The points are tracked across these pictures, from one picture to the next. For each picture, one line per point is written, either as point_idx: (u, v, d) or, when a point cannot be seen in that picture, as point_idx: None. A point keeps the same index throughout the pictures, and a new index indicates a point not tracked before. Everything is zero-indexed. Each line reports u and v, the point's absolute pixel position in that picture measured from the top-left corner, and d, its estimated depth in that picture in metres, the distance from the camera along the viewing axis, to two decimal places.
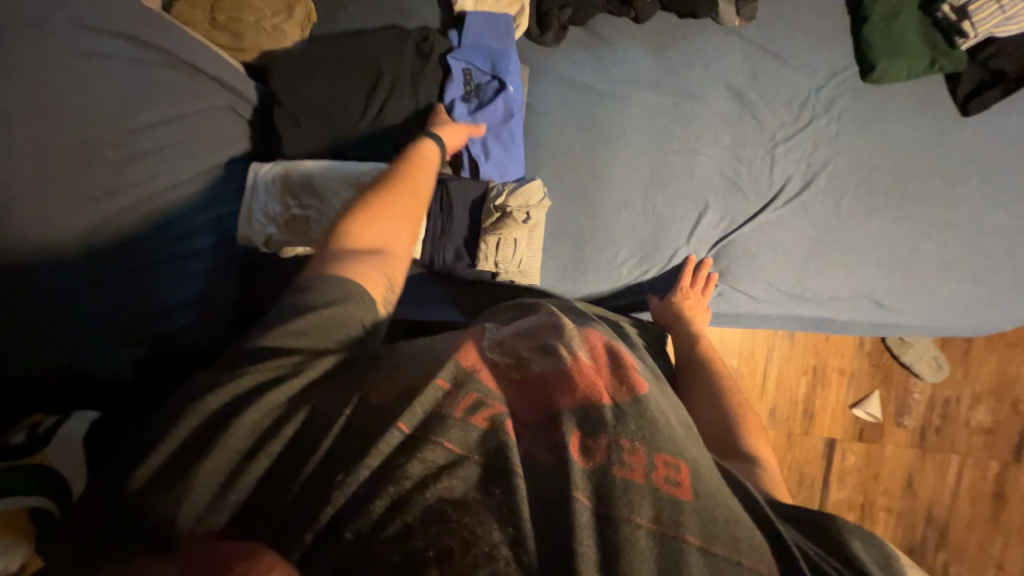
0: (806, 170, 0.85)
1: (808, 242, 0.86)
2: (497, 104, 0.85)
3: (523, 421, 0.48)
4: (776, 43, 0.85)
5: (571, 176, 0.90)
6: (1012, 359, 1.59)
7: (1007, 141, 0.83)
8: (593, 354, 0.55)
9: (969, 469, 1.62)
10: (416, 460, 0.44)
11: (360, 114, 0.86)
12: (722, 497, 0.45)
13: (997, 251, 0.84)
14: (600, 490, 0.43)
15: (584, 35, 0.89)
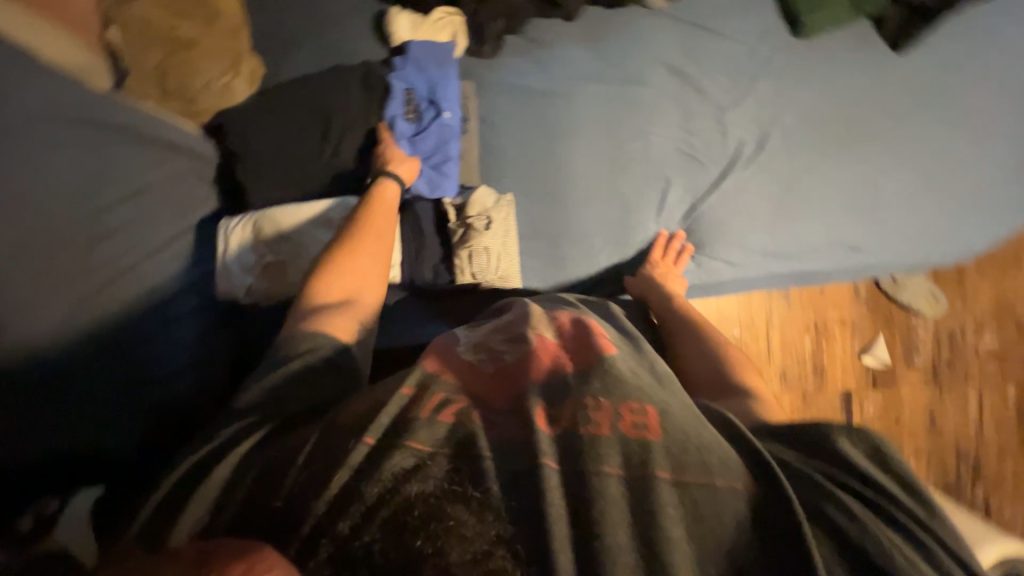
0: (758, 132, 0.87)
1: (774, 201, 0.87)
2: (433, 130, 0.87)
3: (490, 406, 0.48)
4: (705, 17, 0.88)
5: (534, 177, 0.91)
6: (1006, 281, 1.59)
7: (943, 70, 0.86)
8: (558, 332, 0.56)
9: (987, 396, 1.61)
10: (384, 466, 0.43)
11: (317, 155, 0.88)
12: (692, 432, 0.45)
13: (957, 177, 0.85)
14: (568, 451, 0.43)
15: (521, 42, 0.91)
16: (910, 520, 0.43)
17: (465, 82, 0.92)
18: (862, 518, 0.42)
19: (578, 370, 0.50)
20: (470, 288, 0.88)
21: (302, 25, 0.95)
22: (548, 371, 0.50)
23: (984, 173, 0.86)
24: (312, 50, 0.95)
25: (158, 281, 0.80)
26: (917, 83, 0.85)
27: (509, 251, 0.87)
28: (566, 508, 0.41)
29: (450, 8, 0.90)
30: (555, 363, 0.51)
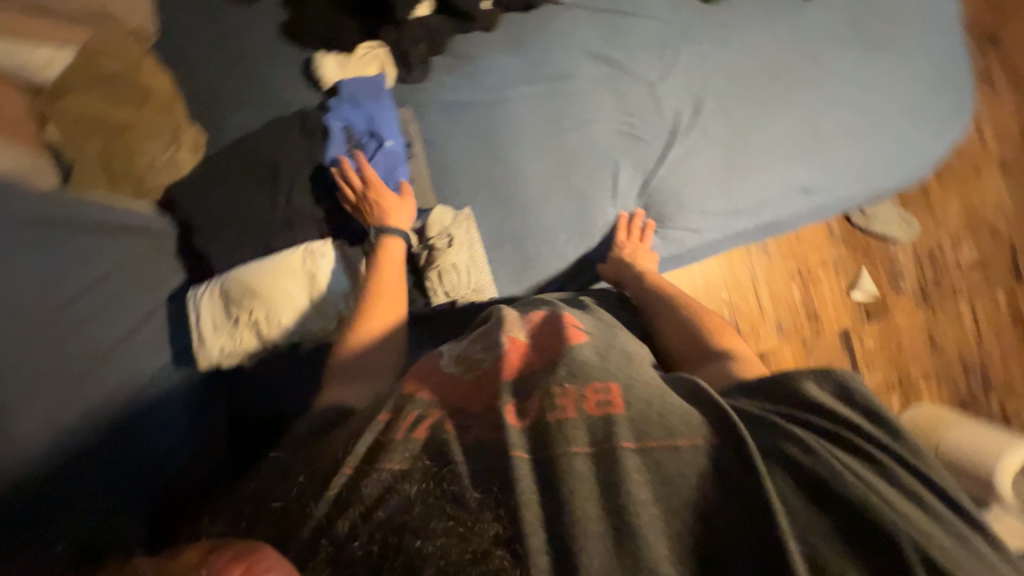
0: (691, 100, 0.89)
1: (720, 161, 0.89)
2: (379, 160, 0.88)
3: (468, 411, 0.60)
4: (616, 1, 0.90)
5: (487, 187, 0.92)
6: (971, 191, 1.61)
7: (852, 4, 0.88)
8: (531, 333, 0.70)
9: (980, 306, 1.63)
10: (381, 472, 0.54)
11: (269, 207, 0.88)
12: (651, 401, 0.57)
13: (891, 102, 0.87)
14: (538, 439, 0.55)
15: (446, 60, 0.93)
16: (858, 435, 0.56)
17: (401, 109, 0.93)
18: (812, 445, 0.54)
19: (546, 367, 0.63)
20: (447, 306, 0.90)
21: (234, 87, 0.97)
22: (520, 371, 0.64)
23: (918, 91, 0.87)
24: (247, 108, 0.97)
25: (135, 364, 0.82)
26: (831, 22, 0.87)
27: (477, 263, 0.89)
28: (537, 488, 0.52)
29: (373, 42, 0.92)
30: (527, 363, 0.65)
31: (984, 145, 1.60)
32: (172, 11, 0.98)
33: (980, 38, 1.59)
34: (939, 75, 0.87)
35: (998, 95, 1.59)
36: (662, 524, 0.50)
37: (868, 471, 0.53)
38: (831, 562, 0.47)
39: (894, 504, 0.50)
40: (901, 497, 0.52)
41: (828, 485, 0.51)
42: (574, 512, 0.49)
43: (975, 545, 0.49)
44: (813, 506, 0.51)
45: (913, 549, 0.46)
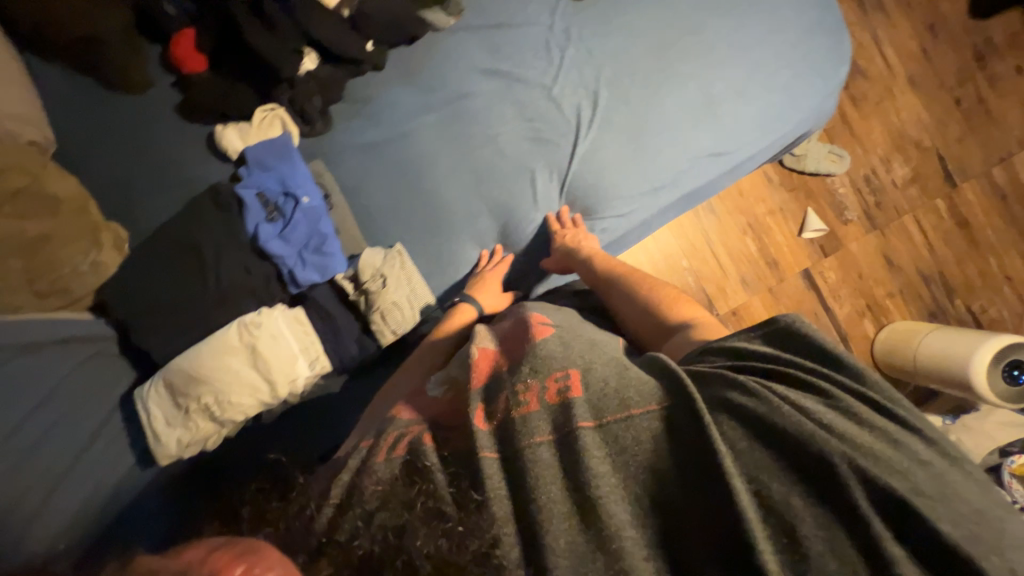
0: (587, 94, 0.91)
1: (627, 145, 0.91)
2: (299, 218, 0.89)
3: (442, 424, 0.63)
4: (494, 15, 0.92)
5: (414, 219, 0.94)
6: (889, 113, 1.67)
7: None
8: (501, 342, 0.73)
9: (925, 218, 1.68)
10: (372, 482, 0.56)
11: (200, 289, 0.87)
12: (609, 379, 0.62)
13: (772, 56, 0.89)
14: (502, 439, 0.58)
15: (346, 106, 0.94)
16: (798, 369, 0.62)
17: (313, 163, 0.94)
18: (755, 385, 0.59)
19: (512, 364, 0.66)
20: (402, 338, 0.92)
21: (142, 177, 0.96)
22: (491, 374, 0.66)
23: (797, 39, 0.89)
24: (161, 194, 0.96)
25: (98, 474, 0.83)
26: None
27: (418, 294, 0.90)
28: (506, 486, 0.56)
29: (269, 104, 0.93)
30: (500, 363, 0.68)
31: (890, 68, 1.66)
32: (63, 114, 0.97)
33: None
34: (812, 19, 0.90)
35: (893, 17, 1.65)
36: (621, 491, 0.55)
37: (804, 398, 0.58)
38: (776, 487, 0.53)
39: (831, 422, 0.55)
40: (838, 415, 0.57)
41: (770, 418, 0.56)
42: (540, 500, 0.54)
43: (905, 443, 0.55)
44: (758, 441, 0.56)
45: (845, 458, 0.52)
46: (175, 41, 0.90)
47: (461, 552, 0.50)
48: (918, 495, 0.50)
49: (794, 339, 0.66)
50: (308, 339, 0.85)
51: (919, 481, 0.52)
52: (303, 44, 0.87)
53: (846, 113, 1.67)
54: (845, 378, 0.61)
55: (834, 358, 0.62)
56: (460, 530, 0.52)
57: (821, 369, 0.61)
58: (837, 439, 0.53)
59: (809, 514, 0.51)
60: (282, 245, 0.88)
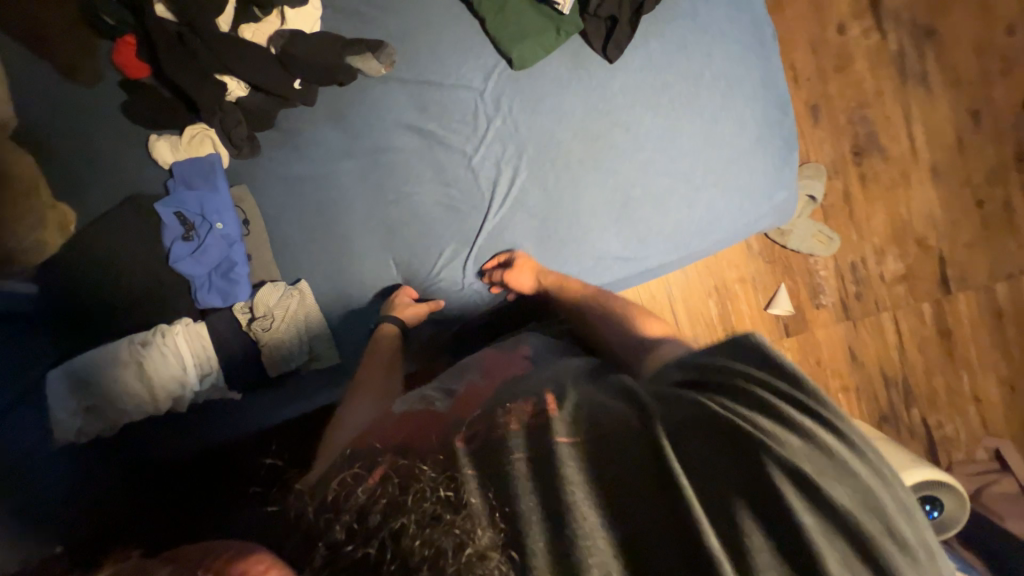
0: (506, 170, 0.89)
1: (536, 231, 0.90)
2: (210, 243, 0.93)
3: (410, 449, 0.59)
4: (426, 71, 0.88)
5: (320, 261, 0.96)
6: (899, 201, 1.53)
7: (665, 69, 0.83)
8: (486, 373, 0.78)
9: (904, 320, 1.58)
10: (356, 491, 0.53)
11: (110, 288, 0.95)
12: (586, 404, 0.57)
13: (699, 170, 0.84)
14: (477, 451, 0.53)
15: (273, 134, 0.94)
16: (761, 381, 0.54)
17: (236, 187, 0.96)
18: (707, 400, 0.53)
19: (493, 392, 0.69)
20: (293, 371, 0.99)
21: (67, 158, 0.98)
22: (470, 405, 0.67)
23: (730, 157, 0.84)
24: (84, 181, 0.98)
25: None
26: (644, 84, 0.83)
27: (314, 335, 0.96)
28: (482, 501, 0.48)
29: (201, 124, 0.95)
30: (482, 392, 0.70)
31: (914, 152, 1.51)
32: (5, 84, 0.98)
33: (914, 34, 1.48)
34: (752, 137, 0.83)
35: (934, 96, 1.49)
36: (586, 507, 0.47)
37: (762, 416, 0.50)
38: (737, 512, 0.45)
39: (800, 449, 0.47)
40: (809, 442, 0.48)
41: (736, 434, 0.49)
42: (508, 498, 0.48)
43: (894, 480, 0.48)
44: (719, 462, 0.48)
45: (798, 498, 0.45)
46: (118, 48, 0.93)
47: (452, 562, 0.45)
48: (890, 540, 0.44)
49: (773, 354, 0.57)
50: (202, 356, 0.93)
51: (887, 516, 0.45)
52: (222, 73, 0.87)
53: (850, 193, 1.54)
54: (814, 398, 0.52)
55: (806, 383, 0.53)
56: (449, 538, 0.46)
57: (799, 394, 0.51)
58: (795, 468, 0.46)
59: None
60: (193, 266, 0.93)
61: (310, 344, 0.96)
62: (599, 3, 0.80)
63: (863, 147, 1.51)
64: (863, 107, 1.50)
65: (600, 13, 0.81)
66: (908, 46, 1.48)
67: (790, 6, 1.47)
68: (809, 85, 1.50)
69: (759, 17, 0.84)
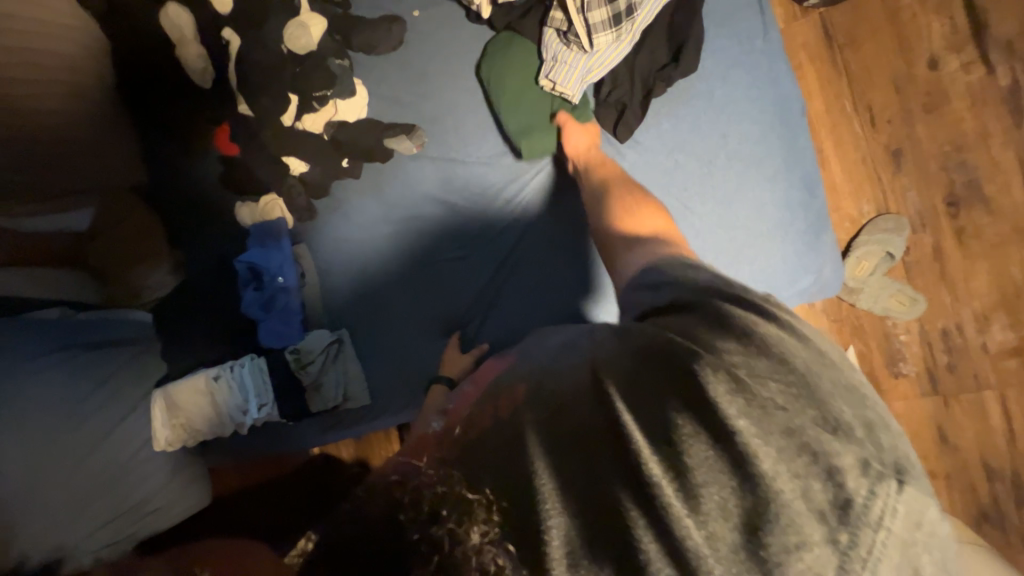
0: (516, 218, 1.03)
1: (551, 288, 1.03)
2: (275, 294, 1.09)
3: (412, 457, 0.66)
4: (452, 150, 1.02)
5: (360, 314, 1.11)
6: (1009, 260, 1.30)
7: (674, 151, 0.93)
8: (476, 381, 0.84)
9: (1015, 402, 1.32)
10: (383, 491, 0.57)
11: (206, 318, 1.18)
12: (543, 367, 0.70)
13: (708, 250, 0.91)
14: (464, 424, 0.65)
15: (327, 202, 1.09)
16: (703, 302, 0.60)
17: (298, 245, 1.12)
18: (649, 328, 0.59)
19: (478, 395, 0.75)
20: (331, 410, 1.12)
21: (171, 213, 1.20)
22: (461, 407, 0.76)
23: (736, 240, 0.91)
24: (184, 240, 1.20)
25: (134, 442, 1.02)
26: (667, 165, 0.93)
27: (350, 377, 1.10)
28: (456, 448, 0.59)
29: (272, 194, 1.08)
30: (469, 398, 0.78)
31: None
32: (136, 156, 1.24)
33: None
34: (772, 221, 0.92)
35: None
36: (551, 447, 0.52)
37: (699, 328, 0.57)
38: (664, 409, 0.50)
39: (730, 358, 0.52)
40: (737, 346, 0.53)
41: (673, 351, 0.54)
42: (489, 477, 0.51)
43: (810, 355, 0.53)
44: (652, 377, 0.53)
45: (731, 402, 0.48)
46: (216, 135, 1.17)
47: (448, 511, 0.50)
48: (819, 422, 0.47)
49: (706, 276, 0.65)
50: (264, 387, 1.10)
51: (818, 401, 0.48)
52: (286, 155, 1.04)
53: (941, 248, 1.33)
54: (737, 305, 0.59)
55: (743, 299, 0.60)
56: (445, 532, 0.48)
57: (720, 301, 0.60)
58: (722, 373, 0.51)
59: (758, 458, 0.46)
60: (261, 313, 1.10)
61: (349, 384, 1.10)
62: (610, 92, 0.94)
63: (960, 197, 1.31)
64: (960, 151, 1.30)
65: (610, 100, 0.94)
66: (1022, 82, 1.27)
67: (869, 42, 1.33)
68: (890, 127, 1.33)
69: (786, 110, 0.94)
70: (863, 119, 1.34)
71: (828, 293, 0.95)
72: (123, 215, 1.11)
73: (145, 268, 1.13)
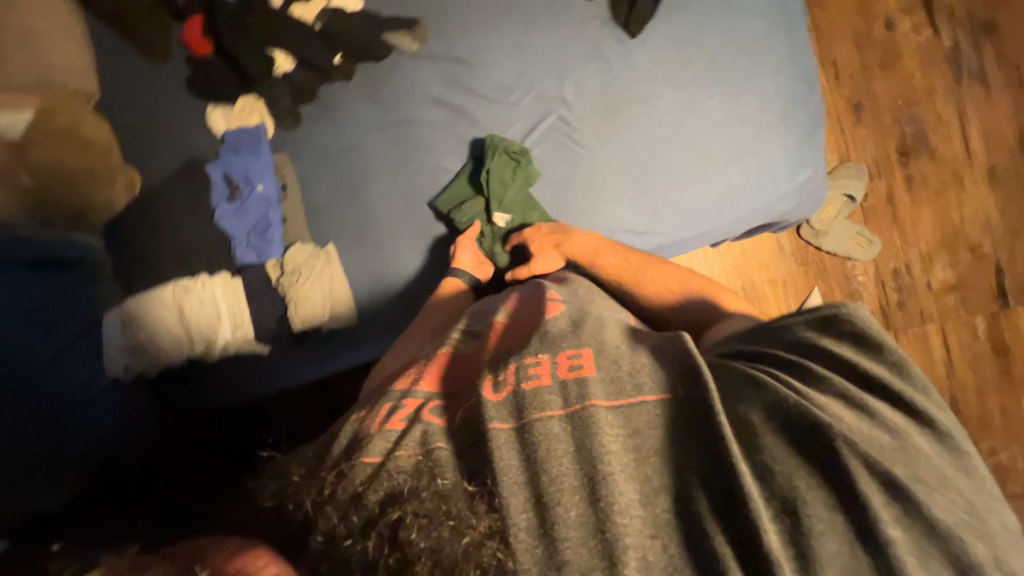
0: (535, 116, 0.96)
1: (558, 193, 0.97)
2: (252, 203, 1.01)
3: (454, 398, 0.70)
4: (456, 48, 0.98)
5: (348, 225, 1.03)
6: (950, 204, 1.45)
7: (683, 47, 0.95)
8: (507, 314, 0.83)
9: (953, 334, 1.46)
10: (398, 472, 0.60)
11: (160, 239, 1.04)
12: (625, 362, 0.68)
13: (716, 146, 0.95)
14: (514, 404, 0.63)
15: (313, 107, 1.02)
16: (818, 368, 0.68)
17: (279, 155, 1.05)
18: (765, 380, 0.65)
19: (519, 340, 0.75)
20: (314, 330, 1.03)
21: (130, 120, 1.08)
22: (501, 344, 0.77)
23: (740, 138, 0.95)
24: (143, 154, 1.08)
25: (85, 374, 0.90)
26: (675, 62, 0.94)
27: (335, 294, 1.01)
28: (517, 455, 0.60)
29: (251, 95, 1.02)
30: (503, 335, 0.79)
31: (968, 154, 1.43)
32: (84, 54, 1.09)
33: (971, 31, 1.42)
34: (776, 113, 0.96)
35: (992, 94, 1.42)
36: (631, 471, 0.59)
37: (835, 404, 0.63)
38: (798, 485, 0.57)
39: (869, 445, 0.59)
40: (862, 422, 0.62)
41: (804, 422, 0.60)
42: (549, 499, 0.57)
43: (911, 435, 0.62)
44: (783, 440, 0.60)
45: (875, 495, 0.56)
46: (188, 30, 1.07)
47: (478, 528, 0.55)
48: (934, 501, 0.57)
49: (843, 325, 0.71)
50: (238, 306, 1.01)
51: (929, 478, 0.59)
52: (274, 47, 0.99)
53: (893, 195, 1.46)
54: (873, 371, 0.66)
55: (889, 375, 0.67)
56: (445, 531, 0.54)
57: (857, 363, 0.67)
58: (861, 462, 0.57)
59: (884, 527, 0.54)
60: (234, 225, 1.02)
61: (331, 303, 1.01)
62: None
63: (910, 147, 1.45)
64: (910, 105, 1.44)
65: None
66: (962, 42, 1.42)
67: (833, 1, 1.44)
68: (852, 80, 1.45)
69: (788, 11, 0.97)
70: (829, 71, 1.44)
71: (818, 193, 1.01)
72: (76, 119, 0.99)
73: (89, 185, 0.98)
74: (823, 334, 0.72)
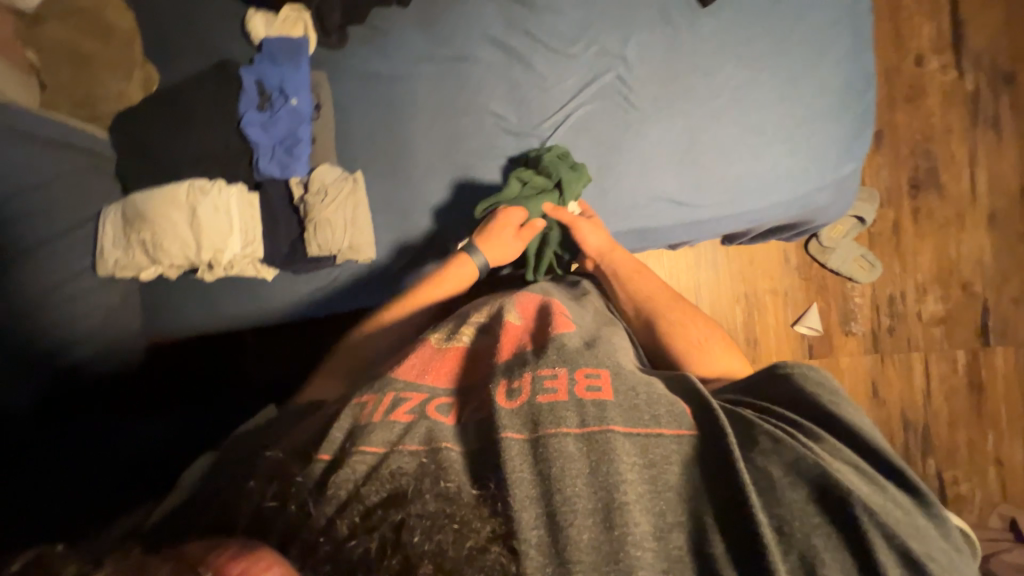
0: (592, 73, 0.96)
1: (602, 158, 0.98)
2: (283, 115, 0.95)
3: (462, 395, 0.68)
4: None
5: (380, 155, 1.00)
6: (950, 240, 1.51)
7: (749, 28, 0.96)
8: (522, 316, 0.79)
9: (935, 365, 1.53)
10: (405, 471, 0.56)
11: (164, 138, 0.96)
12: (641, 387, 0.66)
13: (768, 126, 0.97)
14: (528, 416, 0.61)
15: (363, 30, 0.99)
16: (825, 434, 0.64)
17: (316, 73, 1.00)
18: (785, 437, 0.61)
19: (529, 343, 0.73)
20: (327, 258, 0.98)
21: (161, 11, 1.01)
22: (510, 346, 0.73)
23: (794, 123, 0.97)
24: (171, 48, 1.01)
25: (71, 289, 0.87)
26: (738, 42, 0.96)
27: (357, 225, 0.96)
28: (530, 468, 0.57)
29: (297, 5, 0.97)
30: (513, 334, 0.75)
31: (974, 195, 1.51)
32: None
33: (993, 79, 1.49)
34: (831, 104, 0.98)
35: (1003, 143, 1.50)
36: (644, 502, 0.57)
37: (849, 473, 0.60)
38: (816, 544, 0.54)
39: (890, 520, 0.56)
40: (878, 494, 0.59)
41: (824, 481, 0.57)
42: (562, 526, 0.54)
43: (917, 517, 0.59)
44: (807, 492, 0.57)
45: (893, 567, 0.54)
46: None
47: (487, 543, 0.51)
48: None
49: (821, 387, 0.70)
50: (247, 227, 0.95)
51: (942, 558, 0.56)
52: None
53: (899, 225, 1.52)
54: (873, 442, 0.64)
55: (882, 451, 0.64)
56: (451, 535, 0.50)
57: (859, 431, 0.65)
58: (881, 533, 0.54)
59: None
60: (261, 136, 0.96)
61: (351, 234, 0.95)
62: None
63: (921, 181, 1.51)
64: (928, 141, 1.50)
65: None
66: (983, 89, 1.49)
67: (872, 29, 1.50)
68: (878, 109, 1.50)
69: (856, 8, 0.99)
70: None
71: (848, 195, 1.06)
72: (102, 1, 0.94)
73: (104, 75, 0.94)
74: (839, 405, 0.68)
